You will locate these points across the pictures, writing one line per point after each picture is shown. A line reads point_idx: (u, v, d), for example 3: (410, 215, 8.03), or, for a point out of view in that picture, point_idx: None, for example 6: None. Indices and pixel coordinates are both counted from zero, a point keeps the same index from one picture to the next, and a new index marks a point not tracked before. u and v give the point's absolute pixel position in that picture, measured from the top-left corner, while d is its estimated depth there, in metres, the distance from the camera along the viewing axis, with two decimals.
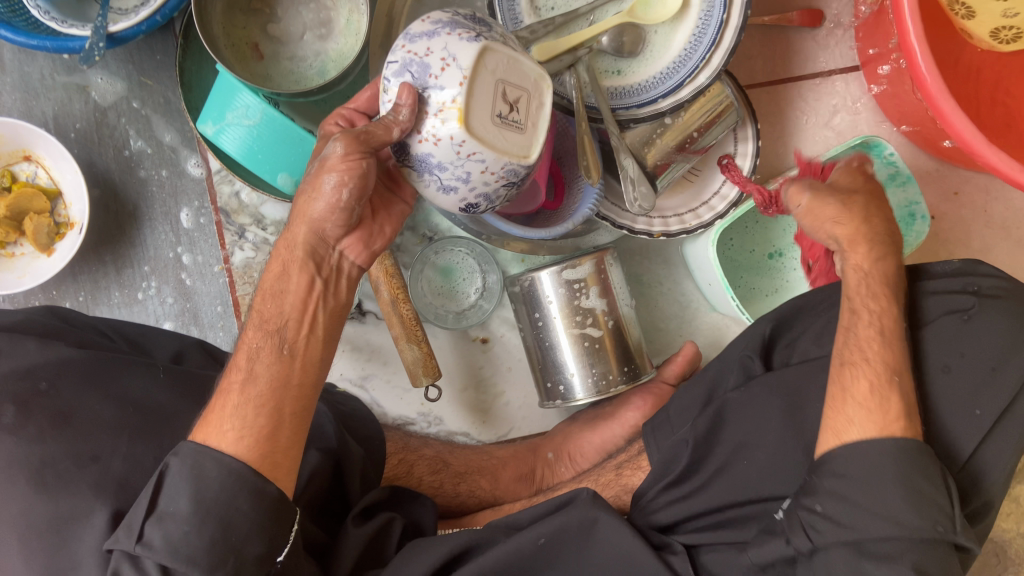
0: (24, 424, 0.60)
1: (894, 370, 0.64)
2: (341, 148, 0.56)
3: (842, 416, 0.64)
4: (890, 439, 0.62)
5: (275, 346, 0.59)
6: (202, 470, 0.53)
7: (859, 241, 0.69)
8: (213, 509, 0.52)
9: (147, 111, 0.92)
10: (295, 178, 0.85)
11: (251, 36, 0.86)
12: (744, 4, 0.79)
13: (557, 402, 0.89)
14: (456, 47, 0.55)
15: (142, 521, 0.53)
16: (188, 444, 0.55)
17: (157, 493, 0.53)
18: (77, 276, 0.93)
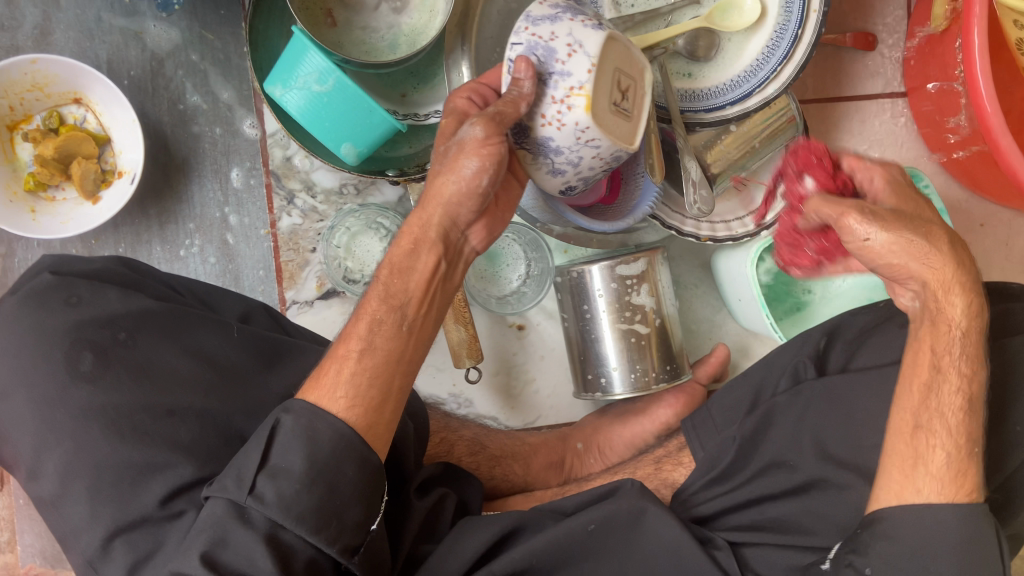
0: (101, 374, 0.59)
1: (973, 441, 0.61)
2: (481, 133, 0.57)
3: (911, 484, 0.60)
4: (955, 506, 0.59)
5: (396, 322, 0.59)
6: (315, 432, 0.54)
7: (955, 290, 0.61)
8: (323, 473, 0.54)
9: (206, 66, 0.90)
10: (359, 148, 0.85)
11: (325, 2, 0.86)
12: (820, 21, 0.80)
13: (595, 395, 0.89)
14: (582, 35, 0.56)
15: (251, 473, 0.54)
16: (298, 403, 0.56)
17: (269, 449, 0.54)
18: (118, 228, 0.91)
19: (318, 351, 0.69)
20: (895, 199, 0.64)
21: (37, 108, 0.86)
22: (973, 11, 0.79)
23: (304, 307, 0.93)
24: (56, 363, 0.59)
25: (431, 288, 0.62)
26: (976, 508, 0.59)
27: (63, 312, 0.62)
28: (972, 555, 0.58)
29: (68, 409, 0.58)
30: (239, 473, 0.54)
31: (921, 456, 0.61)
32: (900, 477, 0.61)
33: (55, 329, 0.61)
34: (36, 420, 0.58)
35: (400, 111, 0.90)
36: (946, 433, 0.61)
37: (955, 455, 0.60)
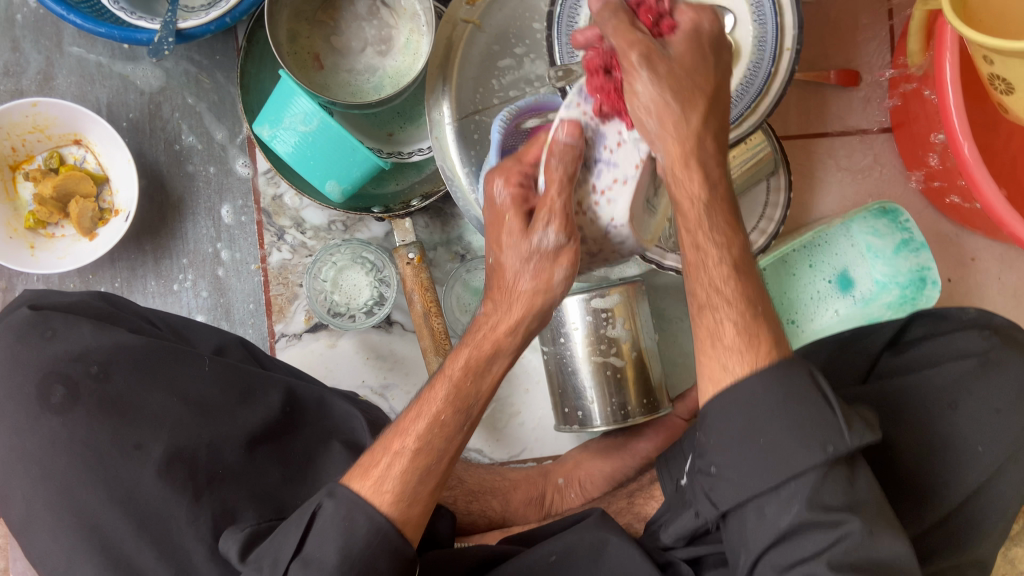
0: (72, 405, 0.62)
1: (754, 308, 0.60)
2: (559, 242, 0.54)
3: (716, 360, 0.59)
4: (766, 370, 0.57)
5: (458, 422, 0.58)
6: (352, 523, 0.54)
7: (693, 166, 0.58)
8: (355, 565, 0.53)
9: (201, 108, 0.94)
10: (343, 186, 0.87)
11: (313, 46, 0.90)
12: (793, 60, 0.82)
13: (573, 428, 0.89)
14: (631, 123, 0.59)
15: (286, 558, 0.54)
16: (343, 488, 0.56)
17: (304, 537, 0.54)
18: (115, 262, 0.95)
19: (287, 384, 0.70)
20: (689, 54, 0.57)
21: (39, 149, 0.90)
22: (947, 52, 0.80)
23: (293, 339, 0.95)
24: (31, 393, 0.62)
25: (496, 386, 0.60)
26: (795, 367, 0.57)
27: (39, 344, 0.64)
28: (807, 421, 0.55)
29: (38, 438, 0.62)
30: (273, 560, 0.54)
31: (714, 333, 0.60)
32: (707, 362, 0.60)
33: (29, 363, 0.63)
34: (12, 446, 0.62)
35: (386, 149, 0.93)
36: (727, 302, 0.60)
37: (744, 321, 0.59)
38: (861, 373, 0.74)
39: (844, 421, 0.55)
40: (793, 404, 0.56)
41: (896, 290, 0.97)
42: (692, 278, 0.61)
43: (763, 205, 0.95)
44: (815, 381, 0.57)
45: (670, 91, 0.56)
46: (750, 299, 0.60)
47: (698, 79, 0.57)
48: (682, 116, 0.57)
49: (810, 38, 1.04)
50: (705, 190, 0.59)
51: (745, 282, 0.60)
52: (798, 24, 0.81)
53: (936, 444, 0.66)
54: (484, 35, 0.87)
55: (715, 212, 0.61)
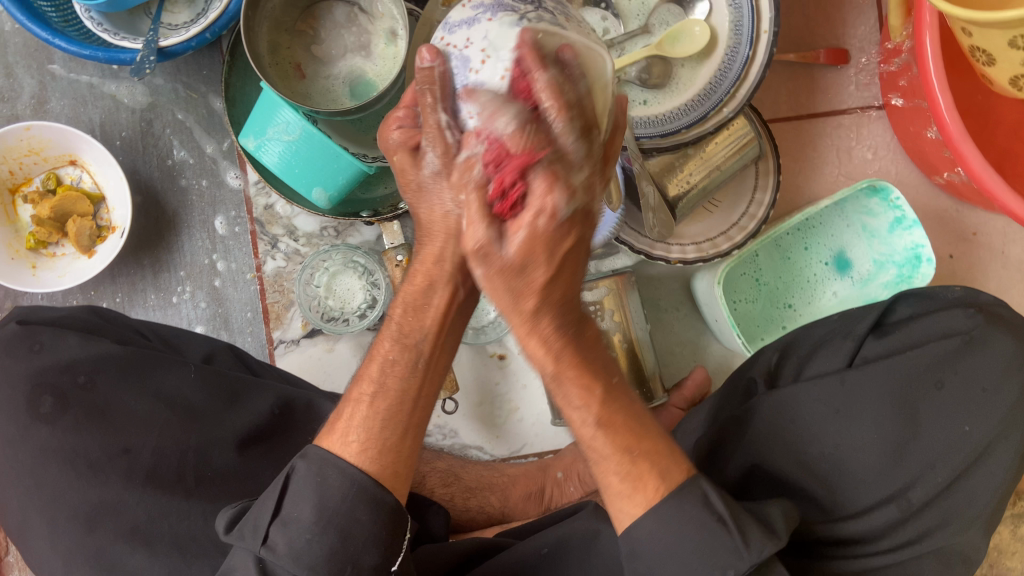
0: (61, 416, 0.64)
1: (633, 440, 0.54)
2: (443, 162, 0.53)
3: (616, 506, 0.55)
4: (662, 505, 0.53)
5: (411, 361, 0.58)
6: (325, 479, 0.54)
7: (533, 334, 0.52)
8: (335, 519, 0.53)
9: (191, 123, 0.96)
10: (329, 192, 0.89)
11: (294, 56, 0.91)
12: (771, 42, 0.81)
13: (568, 421, 0.90)
14: (496, 37, 0.54)
15: (266, 522, 0.54)
16: (312, 448, 0.56)
17: (282, 499, 0.54)
18: (116, 278, 0.97)
19: (277, 391, 0.73)
20: (525, 248, 0.48)
21: (36, 171, 0.93)
22: (926, 23, 0.79)
23: (291, 345, 0.97)
24: (21, 407, 0.65)
25: (450, 323, 0.59)
26: (689, 482, 0.54)
27: (27, 358, 0.66)
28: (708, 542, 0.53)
29: (30, 450, 0.64)
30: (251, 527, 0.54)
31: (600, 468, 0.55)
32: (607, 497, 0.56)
33: (18, 378, 0.65)
34: (6, 460, 0.64)
35: (371, 154, 0.94)
36: (604, 456, 0.54)
37: (621, 463, 0.54)
38: (847, 354, 0.71)
39: (741, 538, 0.53)
40: (689, 532, 0.52)
41: (893, 269, 0.97)
42: (562, 387, 0.54)
43: (751, 190, 0.94)
44: (707, 500, 0.53)
45: (504, 291, 0.50)
46: (569, 357, 0.53)
47: (552, 243, 0.49)
48: (509, 300, 0.50)
49: (797, 18, 1.02)
50: (561, 347, 0.52)
51: (567, 345, 0.52)
52: (774, 6, 0.80)
53: (921, 428, 0.66)
54: None
55: (565, 382, 0.53)
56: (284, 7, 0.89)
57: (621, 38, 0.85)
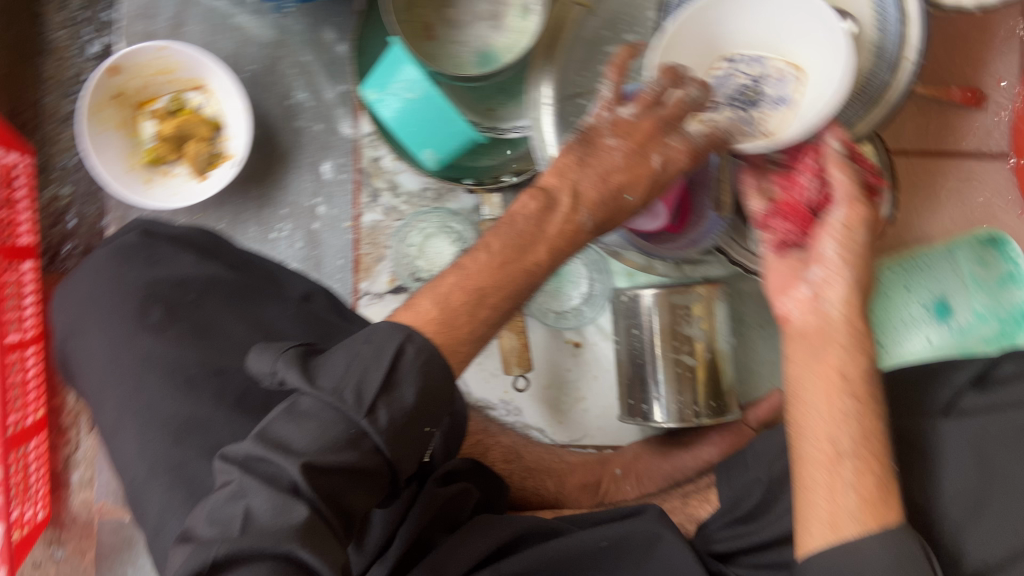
0: (166, 329, 0.67)
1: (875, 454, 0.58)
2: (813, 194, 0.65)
3: (840, 508, 0.57)
4: (881, 532, 0.55)
5: (506, 267, 0.58)
6: (430, 369, 0.53)
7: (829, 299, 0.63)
8: (428, 405, 0.52)
9: (316, 67, 0.98)
10: (439, 155, 0.90)
11: (426, 17, 0.91)
12: (913, 72, 0.78)
13: (637, 420, 0.89)
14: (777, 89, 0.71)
15: (372, 392, 0.50)
16: (419, 334, 0.53)
17: (390, 371, 0.51)
18: (221, 205, 0.99)
19: None
20: (844, 254, 0.62)
21: (165, 90, 0.96)
22: None
23: (375, 298, 0.98)
24: (131, 312, 0.68)
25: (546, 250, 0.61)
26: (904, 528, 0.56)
27: (144, 268, 0.70)
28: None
29: (134, 355, 0.66)
30: (361, 389, 0.50)
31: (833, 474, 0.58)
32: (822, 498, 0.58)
33: (135, 283, 0.69)
34: (109, 363, 0.67)
35: (484, 123, 0.94)
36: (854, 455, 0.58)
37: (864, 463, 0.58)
38: (942, 403, 0.68)
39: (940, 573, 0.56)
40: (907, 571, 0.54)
41: (994, 325, 0.95)
42: (810, 382, 0.62)
43: None
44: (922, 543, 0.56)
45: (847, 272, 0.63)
46: (840, 366, 0.61)
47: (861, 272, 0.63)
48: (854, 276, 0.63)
49: (936, 51, 0.98)
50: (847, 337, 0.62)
51: (850, 378, 0.60)
52: (924, 37, 0.77)
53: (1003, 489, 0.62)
54: (595, 18, 0.88)
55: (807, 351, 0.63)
56: None
57: None
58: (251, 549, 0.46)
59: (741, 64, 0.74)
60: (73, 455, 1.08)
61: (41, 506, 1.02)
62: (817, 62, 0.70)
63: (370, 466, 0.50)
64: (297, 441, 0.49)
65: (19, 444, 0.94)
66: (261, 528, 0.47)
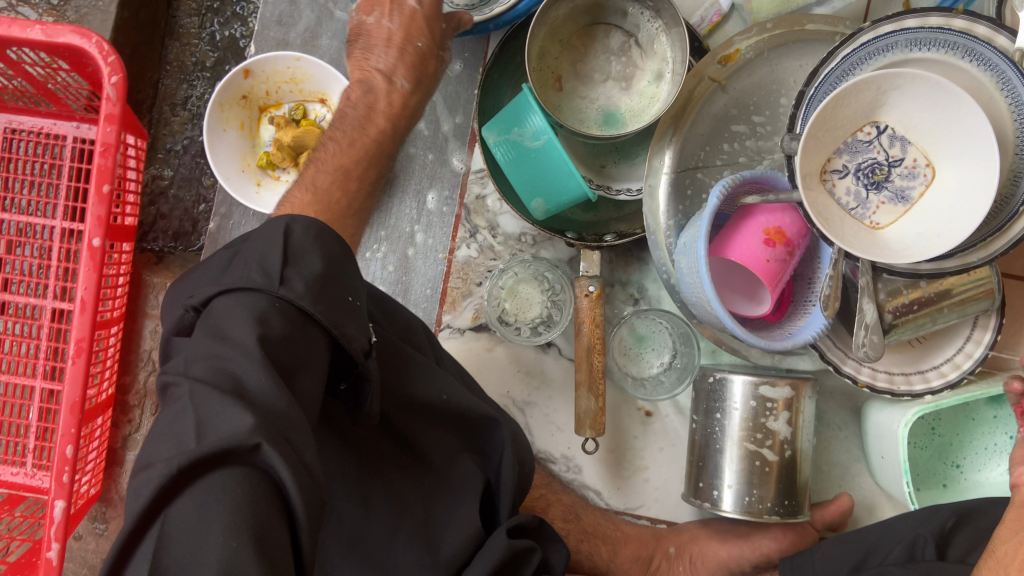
0: None
1: None
2: None
3: None
4: None
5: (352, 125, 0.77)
6: (323, 237, 0.59)
7: None
8: (335, 273, 0.58)
9: (438, 98, 0.99)
10: (548, 206, 0.90)
11: (558, 68, 0.92)
12: None
13: (703, 504, 0.88)
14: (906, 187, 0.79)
15: (277, 268, 0.55)
16: (300, 217, 0.59)
17: (285, 250, 0.56)
18: None
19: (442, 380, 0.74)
20: None
21: (288, 98, 0.98)
22: None
23: (455, 333, 0.99)
24: None
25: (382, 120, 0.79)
26: None
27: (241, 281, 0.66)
28: None
29: None
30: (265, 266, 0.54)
31: None
32: None
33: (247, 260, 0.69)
34: None
35: (595, 180, 0.95)
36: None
37: None
38: None
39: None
40: None
41: None
42: None
43: (963, 338, 0.88)
44: None
45: None
46: None
47: None
48: None
49: None
50: None
51: None
52: None
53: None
54: (725, 96, 0.88)
55: None
56: (566, 19, 0.91)
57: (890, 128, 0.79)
58: (212, 458, 0.45)
59: (886, 138, 0.79)
60: (132, 435, 1.10)
61: (96, 479, 1.04)
62: (949, 186, 0.76)
63: (301, 335, 0.54)
64: (235, 331, 0.51)
65: (91, 418, 0.95)
66: (215, 434, 0.46)
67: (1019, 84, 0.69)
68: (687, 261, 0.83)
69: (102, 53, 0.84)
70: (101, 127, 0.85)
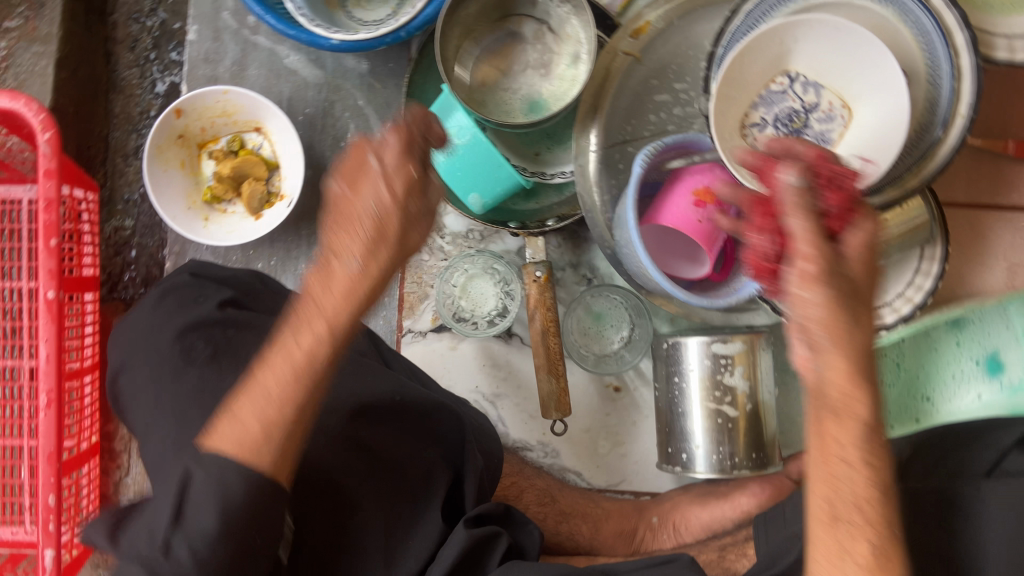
0: (196, 358, 0.70)
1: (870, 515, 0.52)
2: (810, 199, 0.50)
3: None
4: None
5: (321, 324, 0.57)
6: (225, 483, 0.54)
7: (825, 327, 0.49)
8: (234, 521, 0.54)
9: (369, 110, 1.01)
10: (485, 200, 0.91)
11: (478, 64, 0.94)
12: (967, 127, 0.73)
13: (676, 469, 0.89)
14: (827, 129, 0.79)
15: (167, 528, 0.55)
16: (207, 455, 0.55)
17: (182, 505, 0.54)
18: (273, 242, 1.02)
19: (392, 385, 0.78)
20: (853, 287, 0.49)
21: (225, 131, 1.00)
22: None
23: (418, 336, 1.01)
24: (176, 352, 0.71)
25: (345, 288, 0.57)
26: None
27: (189, 306, 0.75)
28: None
29: (174, 392, 0.69)
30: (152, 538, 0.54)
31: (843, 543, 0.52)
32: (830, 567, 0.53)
33: (174, 327, 0.73)
34: (150, 399, 0.70)
35: (530, 168, 0.96)
36: (865, 523, 0.52)
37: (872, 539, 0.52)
38: (987, 467, 0.69)
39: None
40: None
41: None
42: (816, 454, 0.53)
43: (910, 272, 0.88)
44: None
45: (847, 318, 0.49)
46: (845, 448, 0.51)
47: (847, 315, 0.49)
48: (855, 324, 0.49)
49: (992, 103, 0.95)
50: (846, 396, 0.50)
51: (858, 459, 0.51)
52: (977, 91, 0.72)
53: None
54: (643, 68, 0.89)
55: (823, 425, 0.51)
56: (478, 15, 0.93)
57: (804, 77, 0.79)
58: None
59: (799, 86, 0.80)
60: (122, 480, 1.12)
61: None
62: (868, 122, 0.76)
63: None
64: None
65: (74, 468, 0.97)
66: None
67: (921, 16, 0.75)
68: (624, 236, 0.84)
69: (32, 111, 0.87)
70: (42, 182, 0.88)
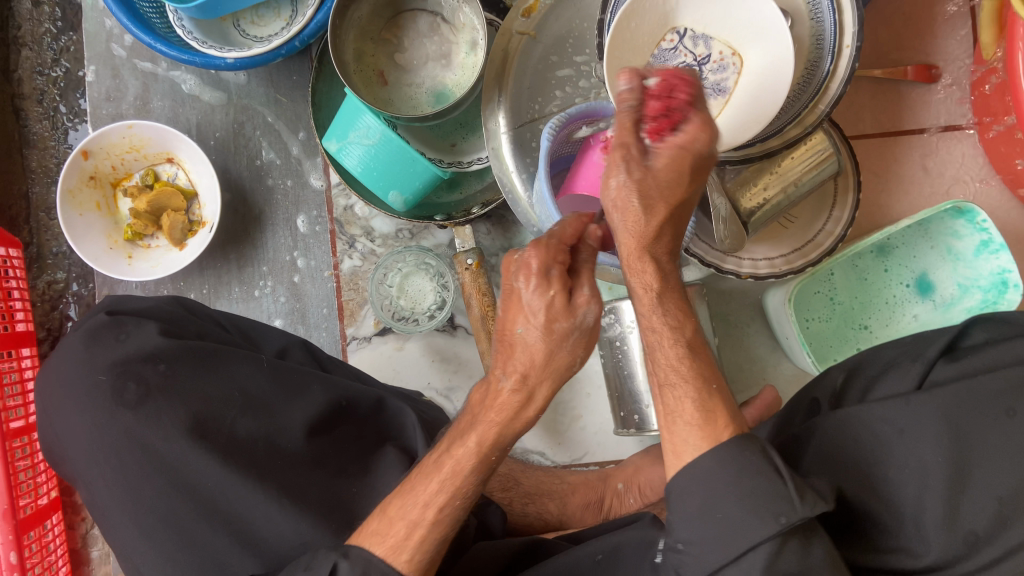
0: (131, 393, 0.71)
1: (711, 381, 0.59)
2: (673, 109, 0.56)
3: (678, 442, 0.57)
4: (715, 448, 0.56)
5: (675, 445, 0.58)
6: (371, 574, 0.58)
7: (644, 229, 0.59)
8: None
9: (279, 125, 1.01)
10: (405, 196, 0.90)
11: (378, 64, 0.95)
12: (853, 56, 0.74)
13: (631, 431, 0.90)
14: (721, 78, 0.80)
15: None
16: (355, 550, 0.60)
17: None
18: (204, 270, 1.02)
19: (328, 387, 0.77)
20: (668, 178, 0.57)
21: (136, 167, 0.99)
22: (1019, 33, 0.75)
23: (363, 342, 1.01)
24: (108, 391, 0.71)
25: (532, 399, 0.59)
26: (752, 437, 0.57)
27: (114, 345, 0.74)
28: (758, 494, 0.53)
29: (115, 431, 0.70)
30: None
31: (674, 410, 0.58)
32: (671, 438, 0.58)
33: (104, 368, 0.72)
34: (91, 439, 0.71)
35: (447, 160, 0.97)
36: (684, 380, 0.59)
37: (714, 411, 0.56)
38: (916, 378, 0.68)
39: (795, 490, 0.54)
40: (745, 479, 0.54)
41: (978, 294, 0.92)
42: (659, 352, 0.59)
43: (828, 209, 0.91)
44: (765, 454, 0.56)
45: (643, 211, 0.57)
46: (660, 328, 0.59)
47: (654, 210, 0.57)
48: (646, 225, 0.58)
49: (884, 32, 0.97)
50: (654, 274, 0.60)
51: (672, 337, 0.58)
52: (858, 21, 0.73)
53: (981, 458, 0.60)
54: (540, 45, 0.90)
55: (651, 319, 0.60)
56: (370, 16, 0.94)
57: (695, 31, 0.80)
58: None
59: (689, 41, 0.80)
60: (90, 533, 1.10)
61: None
62: (757, 66, 0.77)
63: None
64: None
65: (35, 524, 0.96)
66: None
67: None
68: (540, 210, 0.84)
69: None
70: None
